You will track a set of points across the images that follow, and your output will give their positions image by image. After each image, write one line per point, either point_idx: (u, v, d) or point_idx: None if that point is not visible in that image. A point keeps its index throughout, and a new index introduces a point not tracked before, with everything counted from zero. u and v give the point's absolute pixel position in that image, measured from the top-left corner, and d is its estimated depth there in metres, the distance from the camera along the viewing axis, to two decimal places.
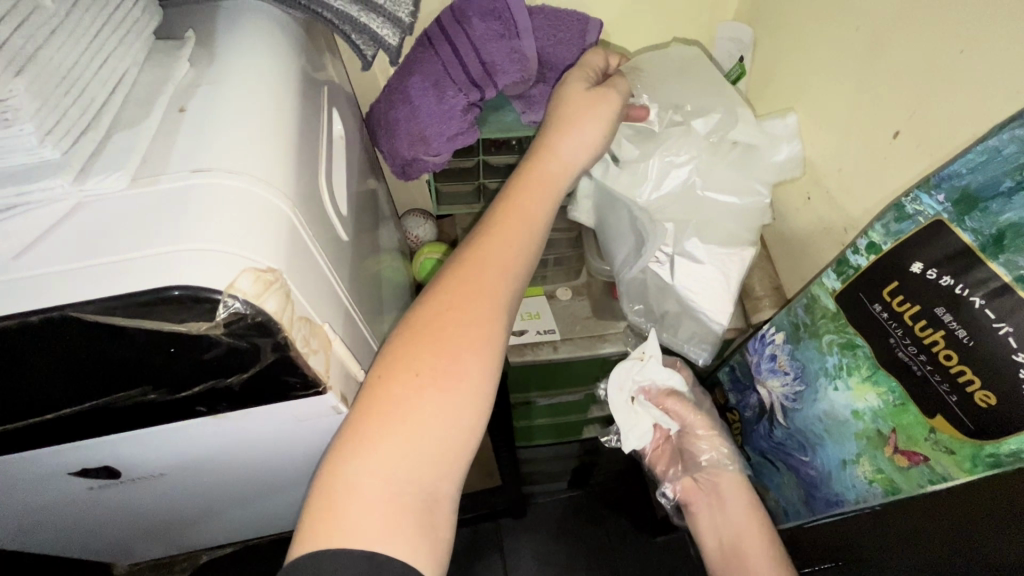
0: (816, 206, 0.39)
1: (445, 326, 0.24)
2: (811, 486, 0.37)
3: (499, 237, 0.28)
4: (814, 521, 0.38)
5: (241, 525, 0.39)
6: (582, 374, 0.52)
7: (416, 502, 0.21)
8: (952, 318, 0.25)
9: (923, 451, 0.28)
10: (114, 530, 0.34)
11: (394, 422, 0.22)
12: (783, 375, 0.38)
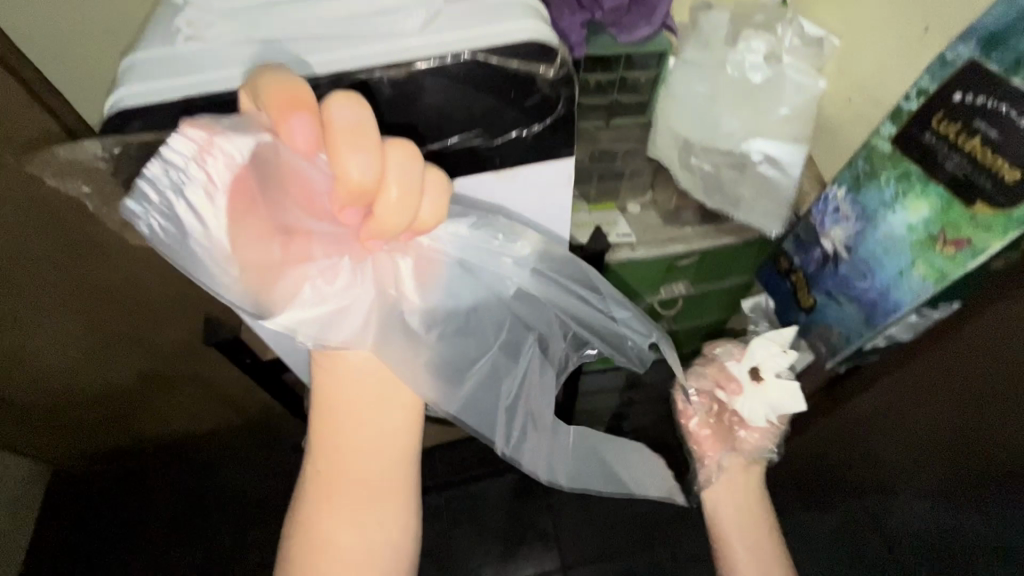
0: (861, 102, 0.60)
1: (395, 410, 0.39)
2: (874, 305, 0.55)
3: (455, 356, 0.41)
4: (879, 327, 0.55)
5: None
6: (651, 272, 0.68)
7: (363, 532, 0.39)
8: (986, 124, 0.42)
9: (966, 235, 0.45)
10: None
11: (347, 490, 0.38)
12: (846, 219, 0.56)
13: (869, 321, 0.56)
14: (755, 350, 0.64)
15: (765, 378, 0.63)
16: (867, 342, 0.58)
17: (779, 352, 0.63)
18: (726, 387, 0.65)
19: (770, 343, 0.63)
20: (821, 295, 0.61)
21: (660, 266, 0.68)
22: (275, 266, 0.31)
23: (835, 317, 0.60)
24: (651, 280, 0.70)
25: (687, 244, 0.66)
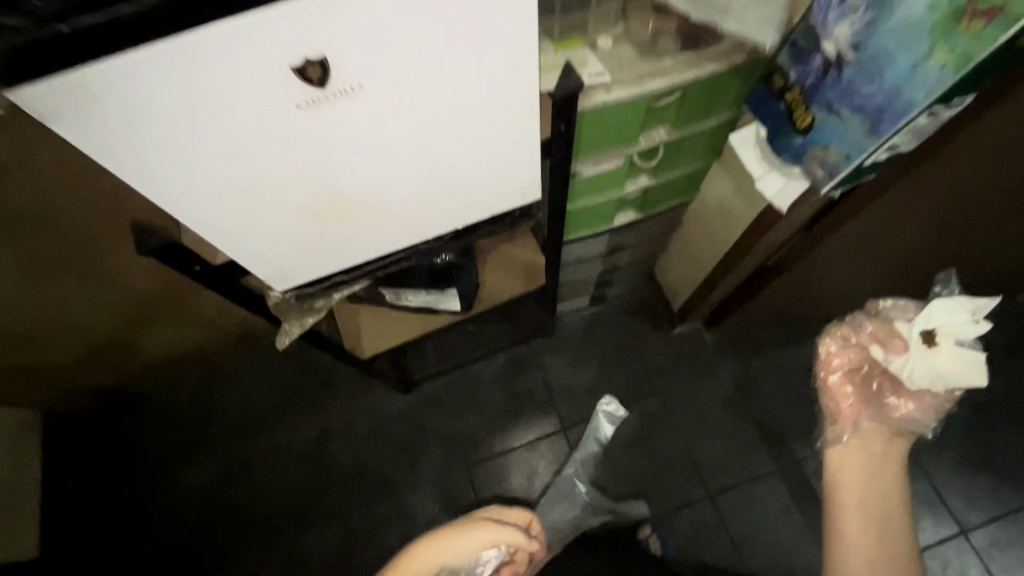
0: None
1: None
2: (881, 110, 0.53)
3: None
4: (883, 137, 0.54)
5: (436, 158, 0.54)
6: (629, 113, 0.65)
7: None
8: None
9: (998, 4, 0.43)
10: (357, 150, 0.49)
11: None
12: (854, 15, 0.51)
13: (875, 130, 0.54)
14: (935, 309, 0.67)
15: (940, 343, 0.68)
16: (870, 156, 0.56)
17: (965, 320, 0.66)
18: (886, 344, 0.72)
19: (957, 305, 0.66)
20: (820, 113, 0.58)
21: (638, 106, 0.64)
22: None
23: (834, 141, 0.58)
24: (630, 126, 0.67)
25: (667, 78, 0.61)
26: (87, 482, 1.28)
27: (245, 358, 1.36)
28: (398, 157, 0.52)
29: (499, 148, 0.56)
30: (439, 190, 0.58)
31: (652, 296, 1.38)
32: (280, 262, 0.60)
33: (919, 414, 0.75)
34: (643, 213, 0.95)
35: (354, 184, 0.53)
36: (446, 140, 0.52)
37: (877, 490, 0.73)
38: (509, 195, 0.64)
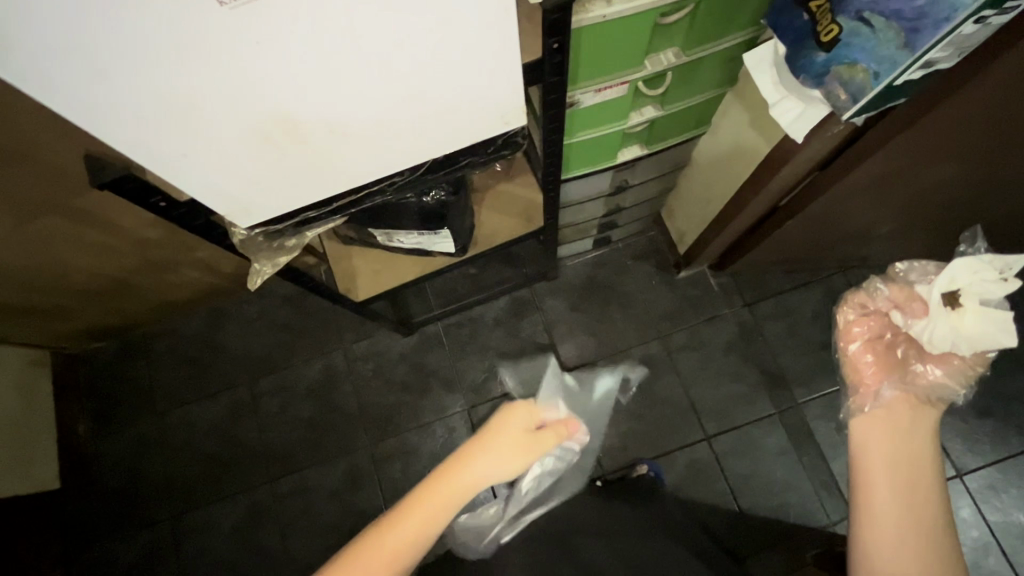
0: None
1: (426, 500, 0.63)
2: (919, 19, 0.44)
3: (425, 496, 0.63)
4: (920, 53, 0.45)
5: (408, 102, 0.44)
6: (632, 31, 0.58)
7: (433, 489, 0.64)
8: None
9: None
10: (306, 94, 0.40)
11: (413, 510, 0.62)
12: None
13: (910, 44, 0.46)
14: (958, 270, 0.66)
15: (964, 304, 0.66)
16: (899, 78, 0.48)
17: (991, 280, 0.65)
18: (905, 308, 0.71)
19: (981, 265, 0.65)
20: (846, 26, 0.49)
21: (642, 22, 0.57)
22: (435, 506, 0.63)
23: (861, 61, 0.49)
24: (632, 45, 0.60)
25: None
26: (101, 417, 1.32)
27: (247, 300, 1.36)
28: (337, 67, 0.38)
29: (474, 55, 0.41)
30: (401, 111, 0.45)
31: (658, 239, 1.33)
32: (216, 202, 0.49)
33: (938, 381, 0.69)
34: (649, 149, 0.88)
35: (285, 102, 0.40)
36: (400, 43, 0.38)
37: (907, 454, 0.64)
38: (491, 119, 0.50)
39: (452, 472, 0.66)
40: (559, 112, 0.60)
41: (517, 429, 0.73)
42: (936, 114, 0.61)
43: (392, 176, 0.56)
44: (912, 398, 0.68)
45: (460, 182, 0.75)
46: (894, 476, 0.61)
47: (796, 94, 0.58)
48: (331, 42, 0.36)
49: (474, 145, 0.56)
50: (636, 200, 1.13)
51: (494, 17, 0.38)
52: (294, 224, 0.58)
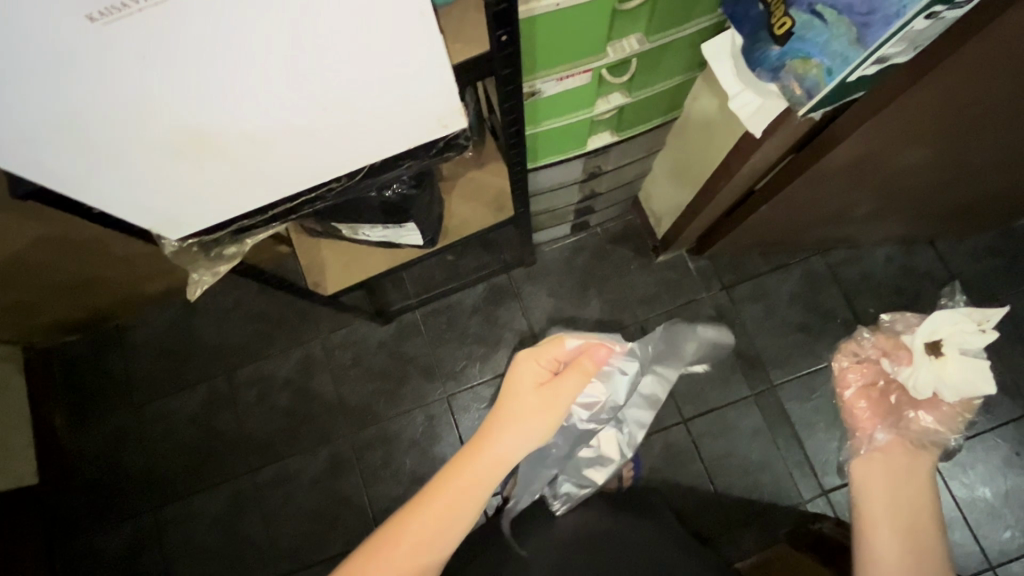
0: None
1: (442, 506, 0.61)
2: (871, 14, 0.43)
3: (439, 497, 0.62)
4: (869, 48, 0.44)
5: (334, 114, 0.42)
6: (587, 21, 0.56)
7: (441, 501, 0.61)
8: None
9: None
10: (222, 107, 0.38)
11: (427, 513, 0.61)
12: None
13: (862, 39, 0.45)
14: (940, 322, 0.76)
15: (945, 352, 0.75)
16: (852, 73, 0.47)
17: (972, 333, 0.75)
18: (893, 356, 0.81)
19: (962, 318, 0.75)
20: (800, 17, 0.47)
21: (597, 12, 0.55)
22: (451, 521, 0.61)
23: (814, 56, 0.47)
24: (589, 34, 0.58)
25: None
26: (77, 410, 1.31)
27: (222, 290, 1.34)
28: (237, 76, 0.35)
29: (400, 61, 0.39)
30: (325, 120, 0.42)
31: (637, 223, 1.32)
32: (141, 216, 0.47)
33: (931, 427, 0.77)
34: (620, 136, 0.86)
35: (191, 115, 0.38)
36: (302, 50, 0.35)
37: (907, 498, 0.69)
38: (427, 123, 0.47)
39: (469, 472, 0.63)
40: (516, 103, 0.58)
41: (530, 389, 0.70)
42: (904, 99, 0.59)
43: (328, 182, 0.53)
44: (907, 443, 0.75)
45: (422, 175, 0.73)
46: (896, 519, 0.65)
47: (752, 89, 0.57)
48: (223, 51, 0.33)
49: (413, 148, 0.53)
50: (612, 185, 1.11)
51: (406, 19, 0.35)
52: (231, 233, 0.56)
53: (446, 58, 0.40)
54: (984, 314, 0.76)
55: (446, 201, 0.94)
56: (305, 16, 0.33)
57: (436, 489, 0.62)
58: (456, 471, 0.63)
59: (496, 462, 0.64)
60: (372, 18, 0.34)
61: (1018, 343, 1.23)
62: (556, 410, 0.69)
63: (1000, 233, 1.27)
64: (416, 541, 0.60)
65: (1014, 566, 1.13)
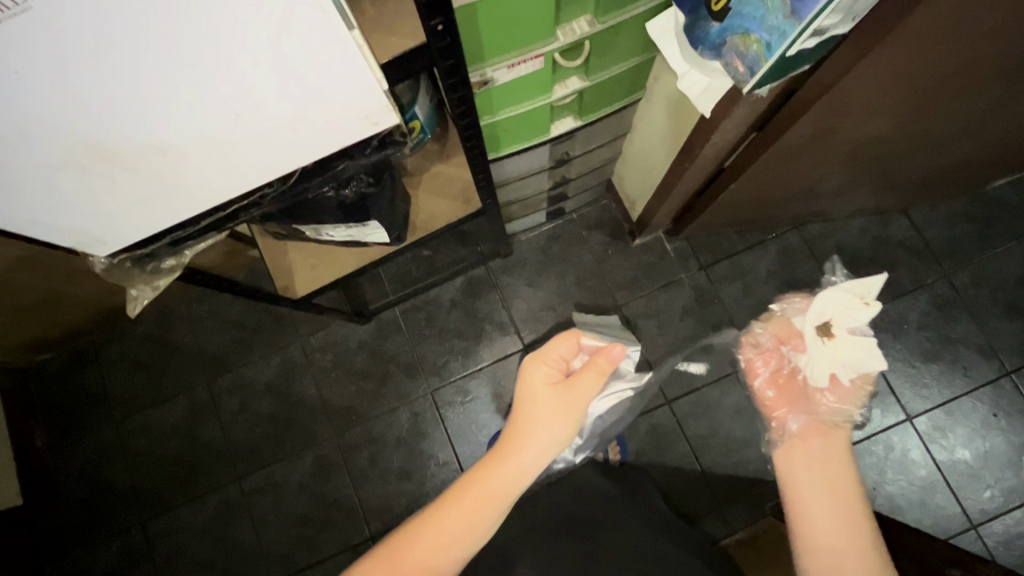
0: None
1: (462, 509, 0.59)
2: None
3: (459, 500, 0.60)
4: (801, 26, 0.43)
5: (256, 117, 0.41)
6: (530, 8, 0.55)
7: (461, 504, 0.60)
8: None
9: None
10: (131, 118, 0.36)
11: (445, 515, 0.59)
12: None
13: (796, 11, 0.43)
14: (825, 302, 0.70)
15: (836, 333, 0.69)
16: (791, 47, 0.45)
17: (856, 306, 0.69)
18: (790, 344, 0.75)
19: (844, 294, 0.69)
20: None
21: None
22: (470, 523, 0.59)
23: (754, 34, 0.46)
24: (534, 21, 0.57)
25: None
26: (57, 429, 1.29)
27: (196, 299, 1.32)
28: (128, 85, 0.34)
29: (314, 60, 0.37)
30: (240, 125, 0.41)
31: (612, 207, 1.31)
32: (62, 236, 0.45)
33: (838, 407, 0.70)
34: (583, 121, 0.85)
35: (90, 130, 0.36)
36: (192, 53, 0.33)
37: (834, 482, 0.64)
38: (355, 122, 0.46)
39: (489, 474, 0.61)
40: (465, 95, 0.57)
41: (542, 390, 0.67)
42: (856, 72, 0.58)
43: (262, 188, 0.51)
44: (822, 424, 0.69)
45: (380, 171, 0.71)
46: (825, 510, 0.62)
47: (700, 67, 0.56)
48: (102, 59, 0.31)
49: (348, 148, 0.51)
50: (582, 171, 1.10)
51: (309, 17, 0.34)
52: (166, 246, 0.54)
53: (360, 54, 0.38)
54: (864, 282, 0.68)
55: (412, 196, 0.92)
56: (186, 17, 0.31)
57: (462, 491, 0.61)
58: (484, 475, 0.61)
59: (521, 470, 0.63)
60: (263, 17, 0.33)
61: (992, 306, 1.24)
62: (573, 410, 0.66)
63: (973, 198, 1.28)
64: (446, 539, 0.58)
65: (995, 524, 1.15)
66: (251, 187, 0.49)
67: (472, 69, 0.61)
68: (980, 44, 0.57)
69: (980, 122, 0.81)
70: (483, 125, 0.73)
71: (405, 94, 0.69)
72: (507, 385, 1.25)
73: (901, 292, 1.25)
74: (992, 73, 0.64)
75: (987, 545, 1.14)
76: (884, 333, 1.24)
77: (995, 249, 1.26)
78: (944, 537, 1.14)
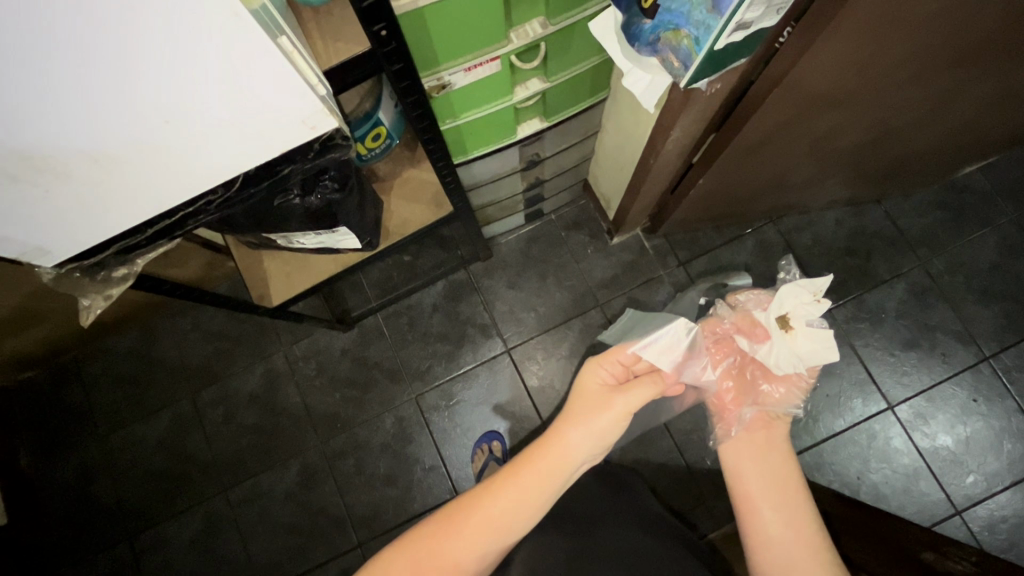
0: None
1: (515, 486, 0.65)
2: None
3: (513, 478, 0.66)
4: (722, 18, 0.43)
5: (187, 126, 0.41)
6: (476, 13, 0.56)
7: (514, 485, 0.65)
8: None
9: None
10: (57, 131, 0.37)
11: (499, 490, 0.65)
12: None
13: (716, 6, 0.43)
14: (785, 296, 0.77)
15: (794, 326, 0.76)
16: (717, 41, 0.46)
17: (809, 303, 0.76)
18: (749, 334, 0.81)
19: (800, 290, 0.76)
20: None
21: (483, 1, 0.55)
22: (520, 503, 0.65)
23: (684, 29, 0.47)
24: (482, 24, 0.58)
25: None
26: (41, 447, 1.28)
27: (178, 312, 1.32)
28: (52, 100, 0.35)
29: (236, 68, 0.38)
30: (172, 132, 0.41)
31: (590, 207, 1.32)
32: (5, 248, 0.46)
33: (784, 397, 0.80)
34: (549, 123, 0.85)
35: (18, 140, 0.37)
36: (107, 63, 0.34)
37: (778, 476, 0.71)
38: (292, 126, 0.47)
39: (540, 461, 0.67)
40: (418, 99, 0.58)
41: (595, 386, 0.74)
42: (799, 67, 0.60)
43: (205, 196, 0.52)
44: (768, 415, 0.79)
45: (346, 177, 0.72)
46: (768, 500, 0.68)
47: (640, 66, 0.58)
48: (21, 74, 0.32)
49: (289, 152, 0.51)
50: (556, 171, 1.11)
51: (220, 23, 0.34)
52: (116, 254, 0.55)
53: (284, 58, 0.39)
54: (815, 282, 0.76)
55: (385, 202, 0.93)
56: (95, 26, 0.32)
57: (514, 475, 0.66)
58: (535, 459, 0.67)
59: (568, 458, 0.67)
60: (175, 26, 0.33)
61: (968, 292, 1.25)
62: (627, 407, 0.70)
63: (944, 186, 1.29)
64: (498, 514, 0.64)
65: (980, 510, 1.16)
66: (193, 195, 0.50)
67: (427, 74, 0.62)
68: (916, 35, 0.58)
69: (938, 110, 0.82)
70: (445, 128, 0.74)
71: (367, 99, 0.70)
72: (492, 388, 1.26)
73: (878, 282, 1.26)
74: (936, 62, 0.66)
75: (972, 530, 1.15)
76: (863, 323, 1.25)
77: (968, 236, 1.27)
78: (930, 523, 1.15)
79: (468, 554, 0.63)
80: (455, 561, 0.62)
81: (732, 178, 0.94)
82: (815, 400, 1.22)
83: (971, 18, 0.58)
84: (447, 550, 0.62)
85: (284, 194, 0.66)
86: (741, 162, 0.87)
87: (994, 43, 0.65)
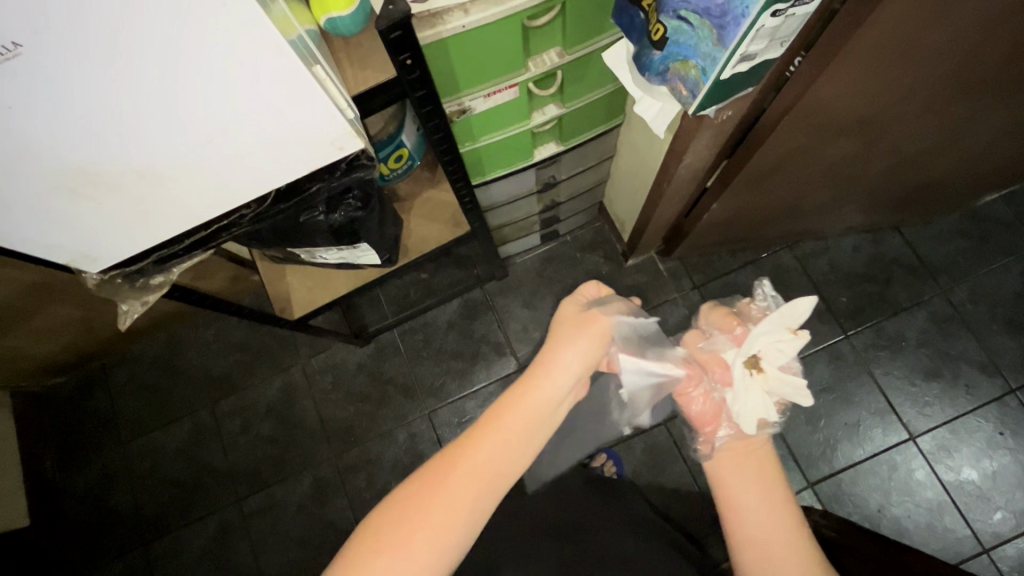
0: None
1: (517, 423, 0.52)
2: (723, 16, 0.44)
3: (512, 407, 0.53)
4: (728, 49, 0.45)
5: (226, 146, 0.45)
6: (495, 40, 0.59)
7: (512, 419, 0.53)
8: None
9: None
10: (114, 150, 0.41)
11: (497, 426, 0.52)
12: None
13: (721, 39, 0.45)
14: (758, 334, 0.63)
15: (764, 369, 0.63)
16: (723, 71, 0.48)
17: (786, 339, 0.62)
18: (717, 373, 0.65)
19: (776, 326, 0.62)
20: (669, 21, 0.48)
21: (503, 30, 0.58)
22: (510, 446, 0.52)
23: (692, 59, 0.49)
24: (503, 52, 0.61)
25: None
26: (66, 451, 1.32)
27: (203, 324, 1.36)
28: (110, 123, 0.39)
29: (274, 94, 0.42)
30: (212, 152, 0.45)
31: (605, 230, 1.34)
32: (57, 254, 0.49)
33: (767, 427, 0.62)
34: (565, 146, 0.88)
35: (76, 158, 0.40)
36: (164, 90, 0.38)
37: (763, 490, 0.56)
38: (322, 147, 0.50)
39: (539, 395, 0.54)
40: (440, 122, 0.61)
41: (569, 317, 0.65)
42: (809, 95, 0.62)
43: (240, 209, 0.55)
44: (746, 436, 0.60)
45: (369, 196, 0.74)
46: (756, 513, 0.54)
47: (650, 93, 0.60)
48: (87, 102, 0.37)
49: (317, 171, 0.54)
50: (571, 194, 1.13)
51: (264, 55, 0.38)
52: (154, 263, 0.58)
53: (316, 82, 0.43)
54: (795, 311, 0.62)
55: (405, 221, 0.96)
56: (156, 60, 0.36)
57: (505, 411, 0.53)
58: (529, 393, 0.54)
59: (556, 396, 0.55)
60: (223, 56, 0.37)
61: (991, 322, 1.23)
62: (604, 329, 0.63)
63: (965, 214, 1.28)
64: (488, 465, 0.51)
65: (1008, 549, 1.11)
66: (228, 209, 0.53)
67: (448, 100, 0.65)
68: (922, 67, 0.60)
69: (952, 139, 0.83)
70: (464, 151, 0.77)
71: (391, 123, 0.73)
72: None
73: (898, 309, 1.25)
74: (944, 94, 0.67)
75: (1000, 571, 1.10)
76: (882, 350, 1.23)
77: (990, 264, 1.26)
78: (956, 561, 1.11)
79: (451, 519, 0.48)
80: (448, 519, 0.48)
81: (743, 204, 0.96)
82: (833, 428, 1.19)
83: (982, 49, 0.59)
84: (432, 509, 0.48)
85: (310, 210, 0.70)
86: (751, 190, 0.89)
87: (1007, 73, 0.66)
